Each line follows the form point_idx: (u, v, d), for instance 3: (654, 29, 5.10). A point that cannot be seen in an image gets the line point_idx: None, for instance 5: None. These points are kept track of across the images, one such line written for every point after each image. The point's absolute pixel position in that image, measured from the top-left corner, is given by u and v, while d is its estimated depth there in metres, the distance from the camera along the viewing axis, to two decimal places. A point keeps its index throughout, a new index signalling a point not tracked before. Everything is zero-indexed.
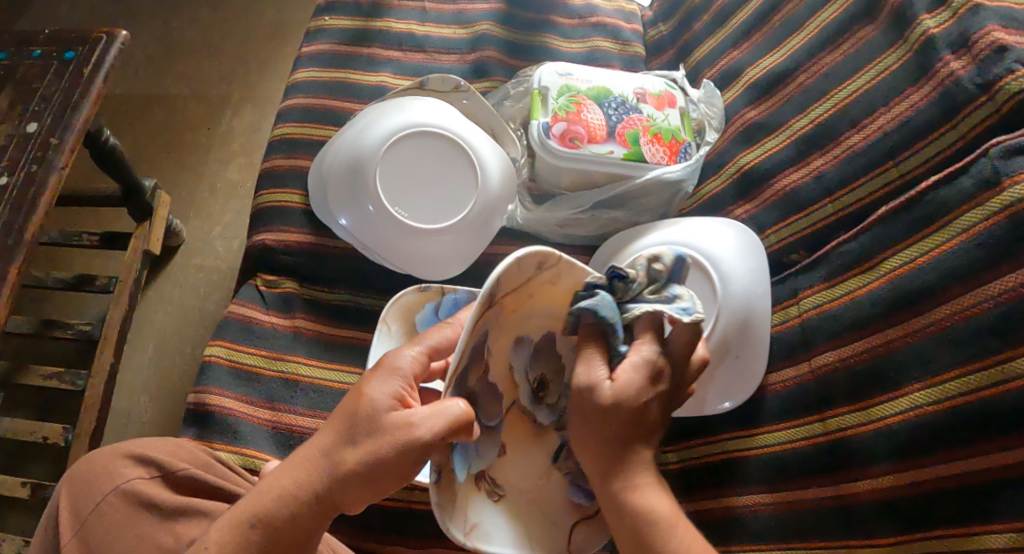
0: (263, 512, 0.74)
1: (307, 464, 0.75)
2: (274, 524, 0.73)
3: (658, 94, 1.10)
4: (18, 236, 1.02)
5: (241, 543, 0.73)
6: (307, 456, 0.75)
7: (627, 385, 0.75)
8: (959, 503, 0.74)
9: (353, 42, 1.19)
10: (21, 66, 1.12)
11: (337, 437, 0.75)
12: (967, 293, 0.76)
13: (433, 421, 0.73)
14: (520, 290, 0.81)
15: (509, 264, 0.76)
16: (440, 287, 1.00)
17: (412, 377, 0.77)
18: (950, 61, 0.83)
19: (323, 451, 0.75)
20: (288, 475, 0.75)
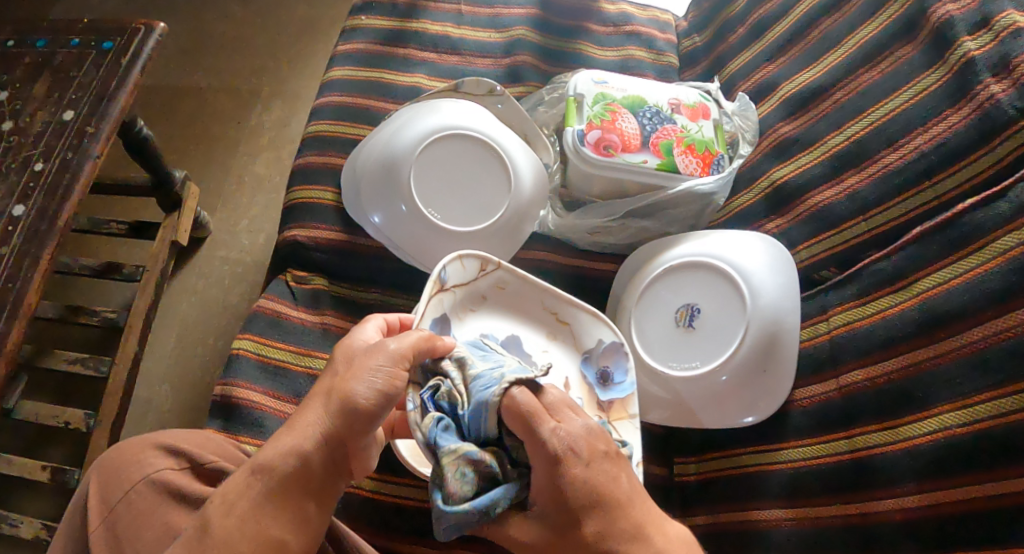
0: (265, 461, 0.72)
1: (306, 413, 0.74)
2: (273, 472, 0.72)
3: (692, 105, 1.10)
4: (51, 222, 1.03)
5: (244, 490, 0.72)
6: (311, 397, 0.75)
7: (555, 497, 0.70)
8: (985, 525, 0.74)
9: (388, 42, 1.20)
10: (58, 54, 1.13)
11: (332, 381, 0.75)
12: (1002, 316, 0.77)
13: (404, 339, 0.75)
14: (473, 290, 0.95)
15: (455, 259, 0.91)
16: None
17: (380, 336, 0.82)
18: (991, 84, 0.83)
19: (322, 396, 0.75)
20: (290, 427, 0.74)
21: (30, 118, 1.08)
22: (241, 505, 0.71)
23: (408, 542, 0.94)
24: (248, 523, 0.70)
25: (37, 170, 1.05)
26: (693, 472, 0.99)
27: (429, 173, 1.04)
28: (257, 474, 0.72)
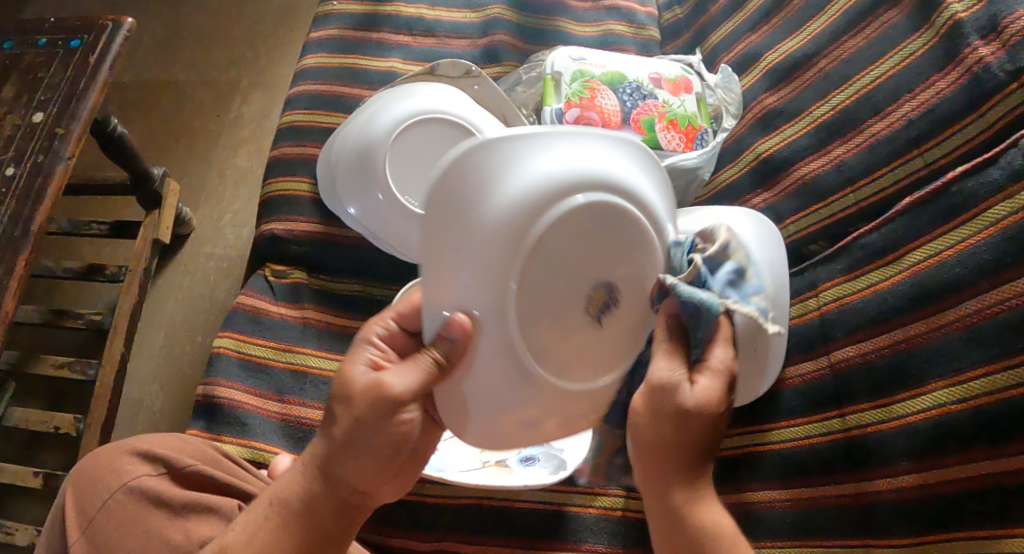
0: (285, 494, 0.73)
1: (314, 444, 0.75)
2: (290, 504, 0.73)
3: (673, 79, 1.07)
4: (25, 227, 1.01)
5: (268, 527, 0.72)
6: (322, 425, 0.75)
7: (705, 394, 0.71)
8: (981, 505, 0.72)
9: (361, 27, 1.17)
10: (26, 55, 1.11)
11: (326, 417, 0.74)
12: (994, 290, 0.74)
13: (405, 374, 0.71)
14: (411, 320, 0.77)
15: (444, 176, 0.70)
16: None
17: (386, 344, 0.76)
18: (979, 47, 0.80)
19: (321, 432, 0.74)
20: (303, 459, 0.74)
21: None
22: (259, 538, 0.72)
23: (397, 535, 0.93)
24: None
25: (8, 175, 1.03)
26: None
27: (407, 158, 1.02)
28: (274, 504, 0.73)
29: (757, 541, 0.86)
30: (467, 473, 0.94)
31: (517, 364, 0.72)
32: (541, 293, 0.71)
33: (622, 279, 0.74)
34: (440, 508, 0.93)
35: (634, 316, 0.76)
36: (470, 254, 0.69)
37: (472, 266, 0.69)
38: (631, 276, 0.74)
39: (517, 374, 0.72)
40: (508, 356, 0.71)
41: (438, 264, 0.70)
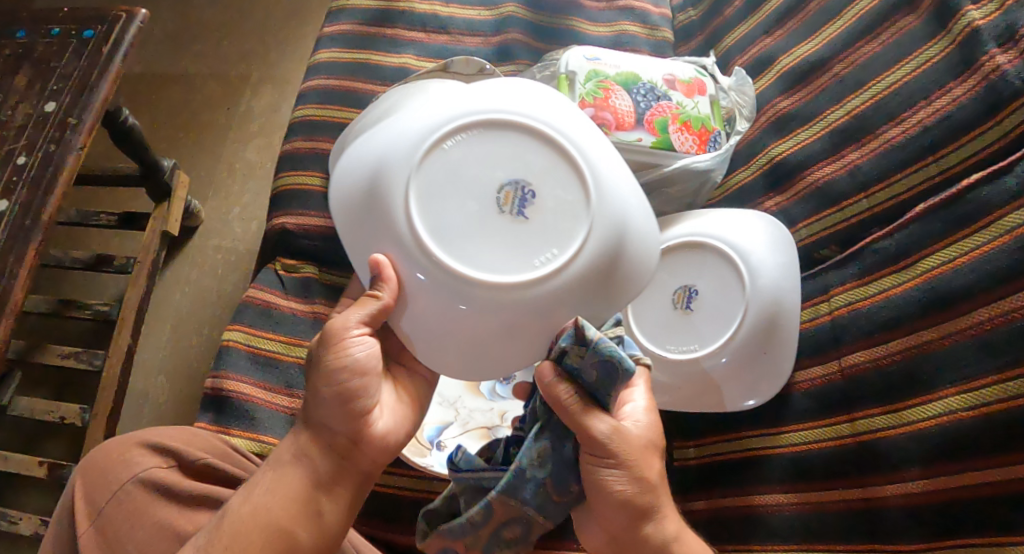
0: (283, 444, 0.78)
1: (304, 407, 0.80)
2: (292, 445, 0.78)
3: (688, 81, 1.06)
4: (35, 216, 1.01)
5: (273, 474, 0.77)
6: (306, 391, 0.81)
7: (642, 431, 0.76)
8: (991, 512, 0.72)
9: (374, 22, 1.17)
10: (38, 44, 1.11)
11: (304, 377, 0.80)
12: (1008, 297, 0.74)
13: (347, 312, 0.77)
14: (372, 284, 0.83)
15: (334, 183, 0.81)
16: None
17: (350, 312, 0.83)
18: (996, 55, 0.80)
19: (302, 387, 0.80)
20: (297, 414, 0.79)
21: (12, 111, 1.06)
22: (257, 489, 0.76)
23: (403, 532, 0.93)
24: (263, 511, 0.75)
25: (19, 164, 1.03)
26: (694, 454, 0.98)
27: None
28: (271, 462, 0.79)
29: (763, 544, 0.86)
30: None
31: (443, 274, 0.75)
32: (447, 211, 0.76)
33: (530, 178, 0.78)
34: None
35: (555, 205, 0.78)
36: (361, 213, 0.77)
37: (371, 224, 0.77)
38: (539, 175, 0.78)
39: (442, 277, 0.75)
40: (430, 265, 0.75)
41: (351, 225, 0.78)
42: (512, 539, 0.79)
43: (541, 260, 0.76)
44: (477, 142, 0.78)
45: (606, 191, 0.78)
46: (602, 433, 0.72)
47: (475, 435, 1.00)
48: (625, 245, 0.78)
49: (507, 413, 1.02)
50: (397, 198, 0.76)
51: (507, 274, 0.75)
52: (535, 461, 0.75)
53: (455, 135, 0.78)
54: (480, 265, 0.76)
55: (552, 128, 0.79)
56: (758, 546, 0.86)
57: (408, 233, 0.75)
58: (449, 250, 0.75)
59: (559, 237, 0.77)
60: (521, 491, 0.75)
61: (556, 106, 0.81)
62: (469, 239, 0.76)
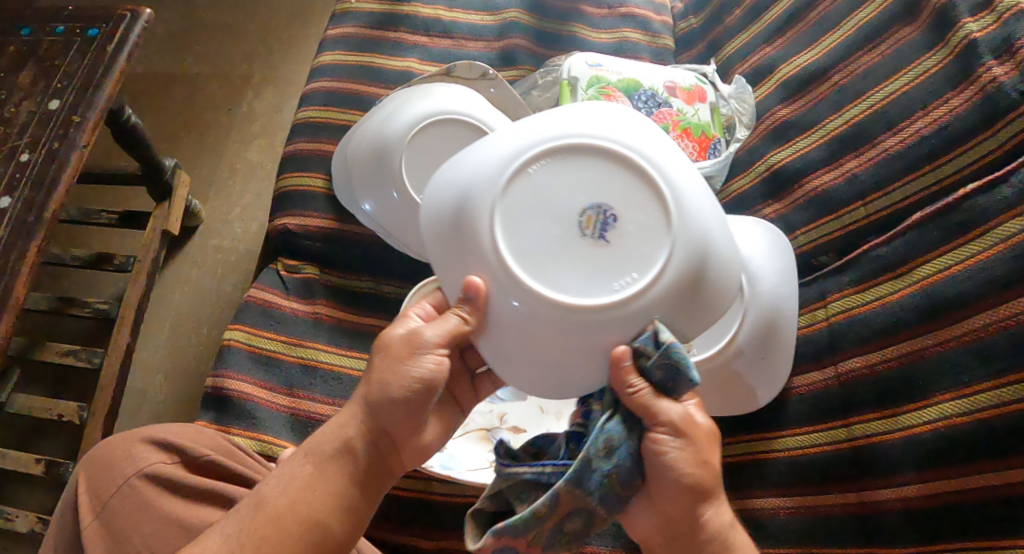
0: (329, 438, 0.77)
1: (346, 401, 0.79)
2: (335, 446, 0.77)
3: (688, 88, 1.10)
4: (38, 213, 1.01)
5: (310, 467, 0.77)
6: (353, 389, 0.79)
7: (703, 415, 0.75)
8: (986, 515, 0.73)
9: (378, 25, 1.17)
10: (43, 42, 1.11)
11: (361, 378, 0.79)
12: (1003, 305, 0.75)
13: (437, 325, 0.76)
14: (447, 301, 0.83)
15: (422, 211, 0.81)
16: None
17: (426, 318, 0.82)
18: (993, 66, 0.81)
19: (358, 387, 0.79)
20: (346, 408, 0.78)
21: (15, 108, 1.06)
22: (296, 482, 0.75)
23: (403, 532, 0.94)
24: (298, 503, 0.74)
25: (23, 161, 1.03)
26: None
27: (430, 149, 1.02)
28: (309, 453, 0.77)
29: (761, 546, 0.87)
30: (482, 470, 0.95)
31: (530, 297, 0.74)
32: (531, 237, 0.75)
33: (617, 200, 0.76)
34: (446, 506, 0.94)
35: (641, 225, 0.75)
36: (449, 239, 0.77)
37: (456, 252, 0.76)
38: (626, 201, 0.76)
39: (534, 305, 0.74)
40: (519, 290, 0.74)
41: (439, 245, 0.78)
42: (572, 534, 0.72)
43: (622, 283, 0.74)
44: (564, 167, 0.77)
45: (695, 217, 0.75)
46: (675, 416, 0.71)
47: (474, 436, 1.00)
48: (711, 270, 0.75)
49: (505, 415, 1.02)
50: (483, 224, 0.75)
51: (589, 297, 0.74)
52: (602, 451, 0.71)
53: (542, 161, 0.76)
54: (562, 287, 0.74)
55: (642, 154, 0.77)
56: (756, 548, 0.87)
57: (496, 258, 0.74)
58: (532, 274, 0.74)
59: (642, 261, 0.74)
60: (586, 480, 0.70)
61: (647, 131, 0.78)
62: (555, 263, 0.75)
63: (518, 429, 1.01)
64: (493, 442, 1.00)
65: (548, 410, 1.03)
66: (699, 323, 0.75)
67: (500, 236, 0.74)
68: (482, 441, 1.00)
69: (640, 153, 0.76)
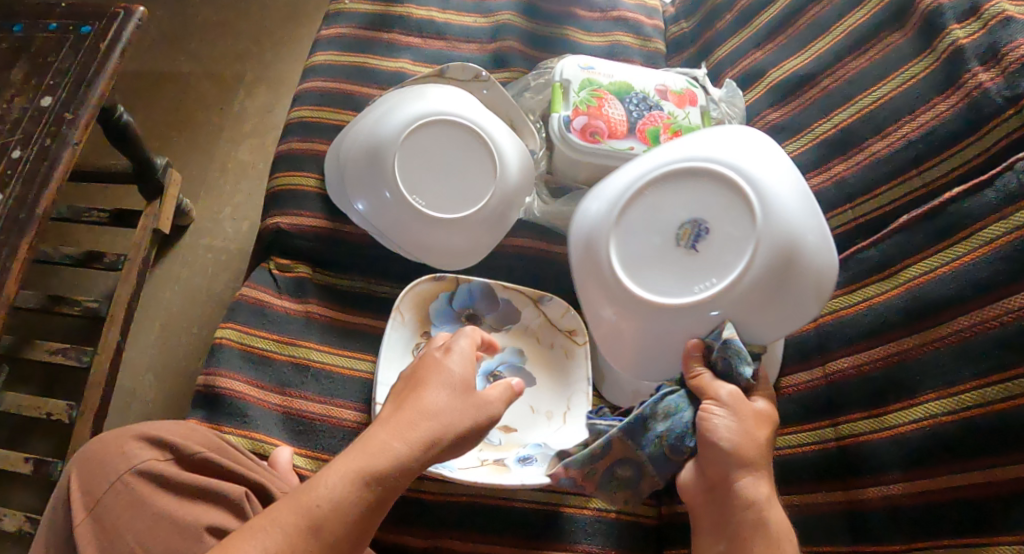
0: (378, 472, 0.75)
1: (406, 421, 0.78)
2: (387, 482, 0.75)
3: (679, 92, 1.09)
4: (30, 210, 1.01)
5: (354, 494, 0.73)
6: (419, 406, 0.79)
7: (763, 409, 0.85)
8: (971, 513, 0.74)
9: (372, 26, 1.18)
10: (36, 39, 1.11)
11: (432, 405, 0.79)
12: (987, 306, 0.76)
13: (499, 393, 0.84)
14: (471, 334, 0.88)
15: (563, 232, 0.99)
16: (455, 276, 1.05)
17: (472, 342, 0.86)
18: (979, 73, 0.83)
19: (423, 412, 0.79)
20: (398, 437, 0.77)
21: (7, 105, 1.06)
22: (353, 506, 0.73)
23: (394, 531, 0.94)
24: (345, 525, 0.72)
25: (15, 157, 1.03)
26: None
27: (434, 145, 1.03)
28: (361, 475, 0.74)
29: None
30: (473, 470, 0.95)
31: (632, 302, 0.89)
32: (639, 248, 0.90)
33: (711, 214, 0.89)
34: (438, 505, 0.95)
35: (732, 234, 0.87)
36: (576, 254, 0.95)
37: (580, 265, 0.93)
38: (721, 216, 0.88)
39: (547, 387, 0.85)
40: (617, 300, 0.90)
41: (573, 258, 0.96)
42: (624, 479, 0.90)
43: (705, 283, 0.87)
44: (672, 190, 0.90)
45: (784, 223, 0.84)
46: (725, 395, 0.83)
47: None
48: (796, 270, 0.84)
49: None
50: (598, 239, 0.91)
51: (681, 297, 0.88)
52: (660, 415, 0.87)
53: (654, 185, 0.91)
54: (658, 290, 0.89)
55: (735, 171, 0.89)
56: None
57: (609, 267, 0.90)
58: (638, 279, 0.89)
59: (728, 268, 0.86)
60: (640, 435, 0.88)
61: (745, 152, 0.89)
62: (657, 268, 0.89)
63: (510, 429, 1.01)
64: (484, 441, 1.00)
65: (540, 411, 1.03)
66: (779, 321, 0.85)
67: (614, 248, 0.90)
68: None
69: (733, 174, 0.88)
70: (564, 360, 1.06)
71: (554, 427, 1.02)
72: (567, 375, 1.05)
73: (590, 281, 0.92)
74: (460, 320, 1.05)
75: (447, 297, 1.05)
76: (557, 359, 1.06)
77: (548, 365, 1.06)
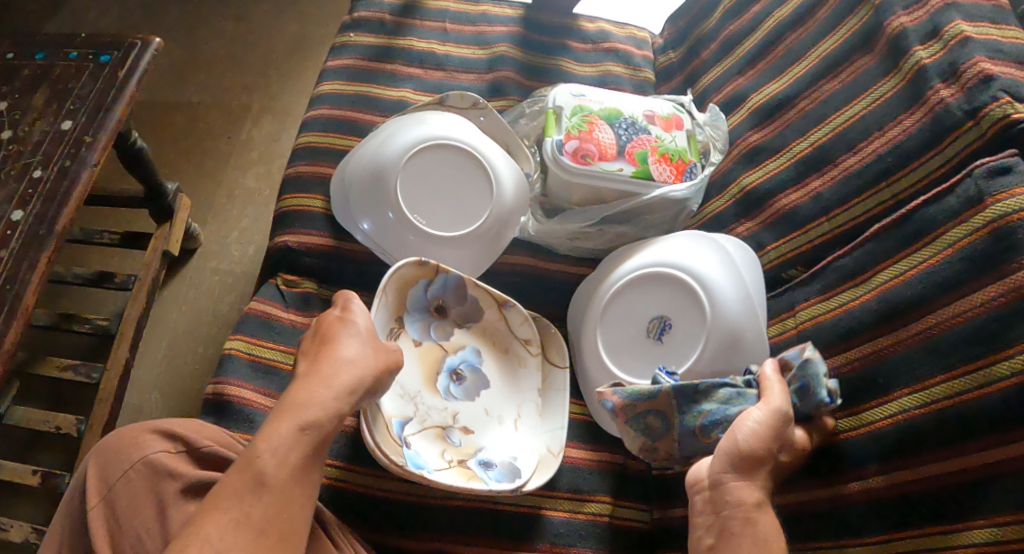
0: (312, 417, 0.81)
1: (327, 373, 0.84)
2: (323, 427, 0.81)
3: (666, 116, 1.15)
4: (49, 227, 1.06)
5: (294, 444, 0.79)
6: (337, 347, 0.86)
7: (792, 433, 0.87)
8: (945, 502, 0.78)
9: (375, 58, 1.25)
10: (57, 66, 1.17)
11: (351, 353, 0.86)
12: (952, 305, 0.81)
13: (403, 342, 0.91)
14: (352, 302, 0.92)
15: (577, 294, 1.14)
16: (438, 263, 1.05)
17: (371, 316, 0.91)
18: (941, 89, 0.89)
19: (342, 361, 0.85)
20: (321, 383, 0.83)
21: (29, 127, 1.12)
22: (293, 455, 0.78)
23: (397, 535, 0.97)
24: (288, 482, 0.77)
25: (35, 177, 1.09)
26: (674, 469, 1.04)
27: (415, 180, 1.09)
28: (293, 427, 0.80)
29: None
30: (443, 473, 0.98)
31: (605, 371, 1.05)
32: (617, 336, 1.07)
33: (673, 313, 1.05)
34: (438, 509, 0.98)
35: (686, 331, 1.03)
36: (575, 334, 1.12)
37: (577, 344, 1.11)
38: (682, 311, 1.04)
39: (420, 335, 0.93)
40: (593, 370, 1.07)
41: (573, 337, 1.12)
42: (652, 429, 0.95)
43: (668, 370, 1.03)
44: (647, 288, 1.06)
45: (729, 318, 0.99)
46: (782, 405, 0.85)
47: (430, 434, 1.02)
48: (736, 360, 0.99)
49: (458, 414, 1.05)
50: (588, 328, 1.08)
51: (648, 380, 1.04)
52: (717, 395, 0.92)
53: (632, 281, 1.06)
54: (631, 372, 1.05)
55: (683, 271, 1.04)
56: None
57: (595, 351, 1.07)
58: (614, 363, 1.06)
59: (685, 357, 1.02)
60: (685, 400, 0.93)
61: (696, 250, 1.04)
62: (631, 357, 1.06)
63: (469, 430, 1.05)
64: (447, 441, 1.03)
65: (493, 414, 1.07)
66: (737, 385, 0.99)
67: (596, 336, 1.07)
68: (438, 439, 1.02)
69: (684, 267, 1.04)
70: (516, 368, 1.10)
71: (506, 430, 1.06)
72: (518, 381, 1.10)
73: (583, 358, 1.09)
74: (430, 311, 1.08)
75: (425, 284, 1.06)
76: (512, 365, 1.11)
77: (505, 369, 1.10)
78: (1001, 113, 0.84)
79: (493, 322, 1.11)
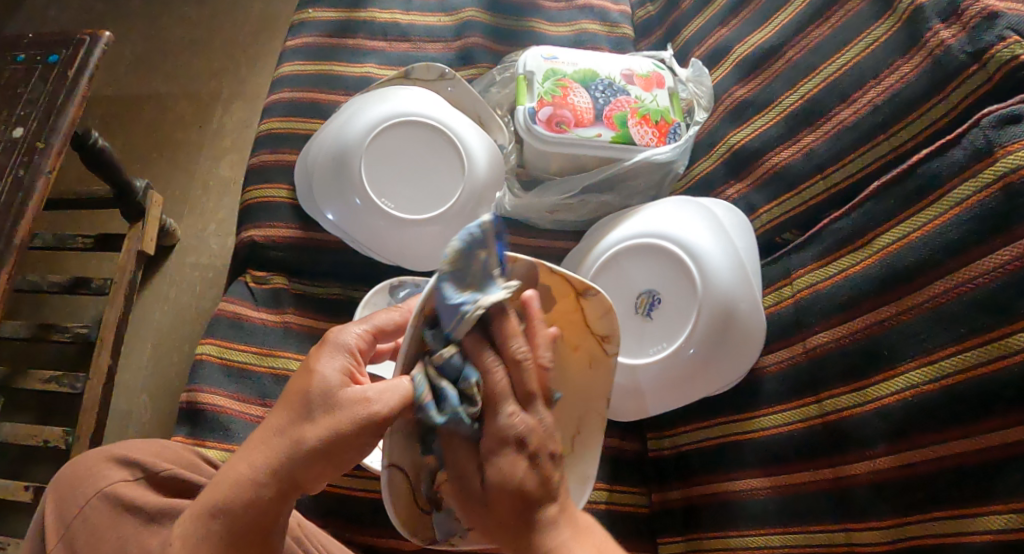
0: (222, 502, 0.69)
1: (261, 446, 0.70)
2: (234, 512, 0.68)
3: (645, 74, 1.08)
4: (6, 241, 1.01)
5: (205, 536, 0.69)
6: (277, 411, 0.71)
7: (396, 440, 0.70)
8: (959, 483, 0.72)
9: (336, 34, 1.17)
10: (5, 71, 1.12)
11: (291, 417, 0.70)
12: (961, 269, 0.74)
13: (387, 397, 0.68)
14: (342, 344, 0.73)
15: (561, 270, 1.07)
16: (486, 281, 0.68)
17: (357, 351, 0.73)
18: (940, 30, 0.81)
19: (277, 431, 0.70)
20: (245, 460, 0.70)
21: None
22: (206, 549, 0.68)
23: (383, 535, 0.93)
24: None
25: None
26: (667, 447, 0.97)
27: (382, 163, 1.03)
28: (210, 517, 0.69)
29: (740, 529, 0.87)
30: None
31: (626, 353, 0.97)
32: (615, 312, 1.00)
33: (662, 286, 0.97)
34: None
35: (677, 305, 0.96)
36: None
37: None
38: (671, 284, 0.97)
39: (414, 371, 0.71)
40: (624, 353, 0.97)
41: None
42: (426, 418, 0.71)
43: (663, 345, 0.95)
44: (632, 263, 0.99)
45: (721, 287, 0.92)
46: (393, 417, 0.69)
47: None
48: (732, 331, 0.91)
49: None
50: None
51: (639, 359, 0.96)
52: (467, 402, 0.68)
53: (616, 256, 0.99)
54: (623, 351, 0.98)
55: (669, 240, 0.97)
56: (735, 531, 0.87)
57: None
58: None
59: (677, 332, 0.95)
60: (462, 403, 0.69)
61: (682, 217, 0.98)
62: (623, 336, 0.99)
63: None
64: None
65: None
66: (736, 359, 0.91)
67: None
68: None
69: (670, 235, 0.97)
70: None
71: None
72: None
73: None
74: None
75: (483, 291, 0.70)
76: None
77: None
78: (1008, 54, 0.76)
79: (567, 312, 0.83)
